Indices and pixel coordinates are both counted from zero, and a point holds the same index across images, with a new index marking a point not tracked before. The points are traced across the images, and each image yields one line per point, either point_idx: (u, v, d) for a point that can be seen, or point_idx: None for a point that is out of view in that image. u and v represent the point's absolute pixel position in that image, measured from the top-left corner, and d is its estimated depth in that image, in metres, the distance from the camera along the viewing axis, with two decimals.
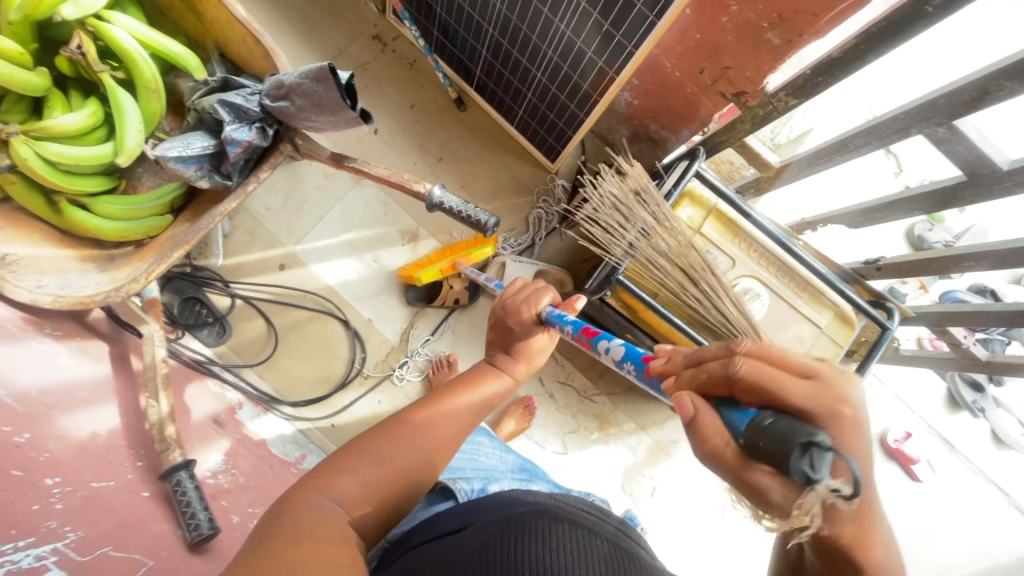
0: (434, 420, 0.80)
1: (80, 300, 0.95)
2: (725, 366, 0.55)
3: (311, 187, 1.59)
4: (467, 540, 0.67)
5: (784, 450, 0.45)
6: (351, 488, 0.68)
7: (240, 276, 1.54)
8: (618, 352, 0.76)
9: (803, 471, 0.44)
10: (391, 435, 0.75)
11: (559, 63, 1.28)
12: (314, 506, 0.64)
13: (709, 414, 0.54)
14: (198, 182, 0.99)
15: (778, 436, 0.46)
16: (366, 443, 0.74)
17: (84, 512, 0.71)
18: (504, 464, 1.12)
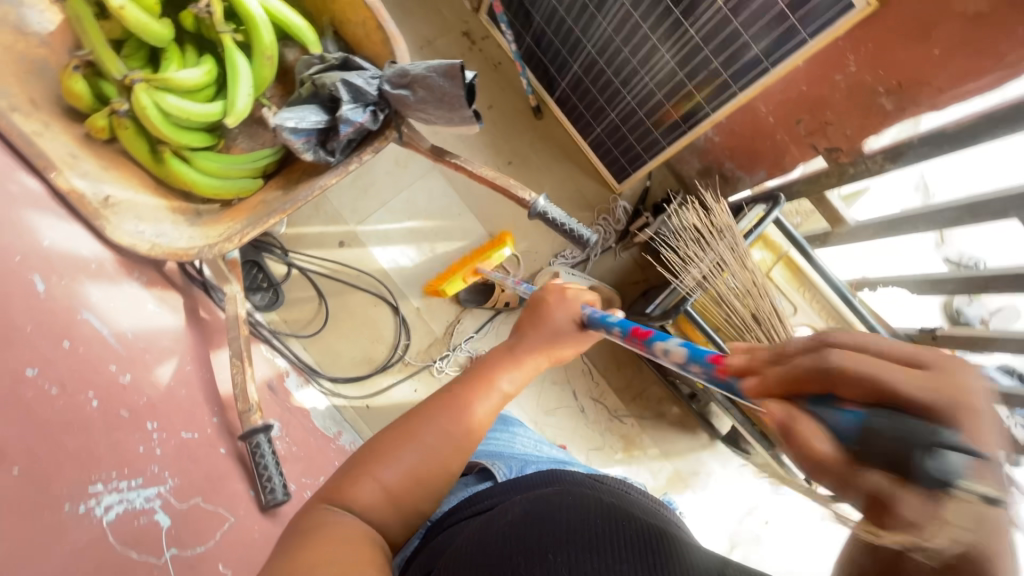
0: (446, 414, 0.71)
1: (175, 251, 0.97)
2: (816, 360, 0.41)
3: (381, 170, 1.61)
4: (496, 522, 0.58)
5: (902, 453, 0.35)
6: (365, 496, 0.64)
7: (299, 246, 1.56)
8: (680, 352, 0.60)
9: (934, 475, 0.34)
10: (408, 433, 0.69)
11: (654, 91, 1.31)
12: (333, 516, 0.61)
13: (809, 423, 0.39)
14: (303, 155, 1.01)
15: (892, 440, 0.35)
16: (374, 453, 0.68)
17: (178, 461, 0.73)
18: (539, 448, 1.03)
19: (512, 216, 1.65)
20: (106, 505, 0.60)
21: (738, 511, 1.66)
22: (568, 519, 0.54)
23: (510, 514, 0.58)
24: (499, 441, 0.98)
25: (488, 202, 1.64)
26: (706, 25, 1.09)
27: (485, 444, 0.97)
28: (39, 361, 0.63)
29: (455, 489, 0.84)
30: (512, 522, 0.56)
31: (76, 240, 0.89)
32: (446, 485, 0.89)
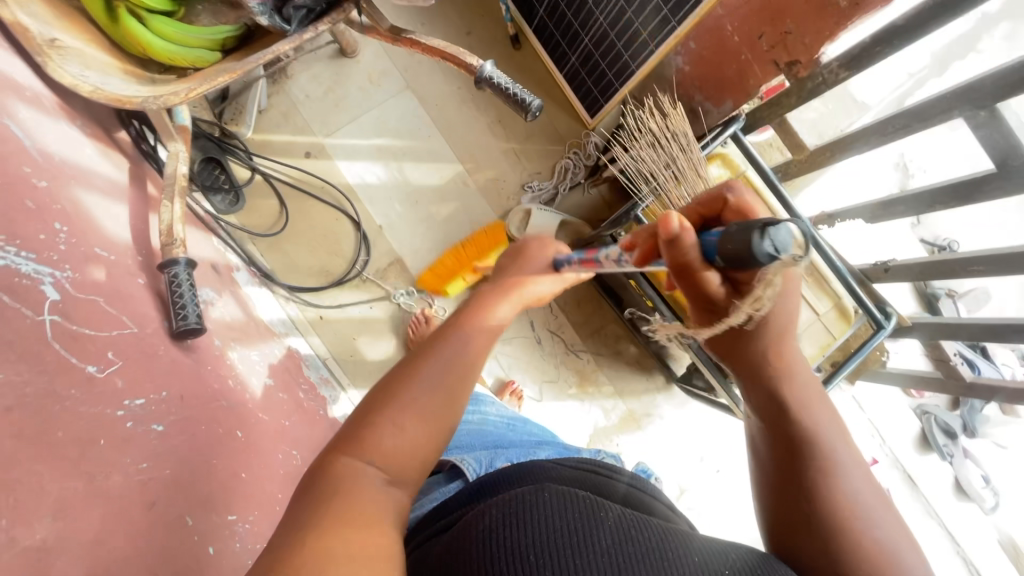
0: (459, 346, 0.64)
1: (118, 98, 0.95)
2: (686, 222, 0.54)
3: (355, 86, 1.61)
4: (469, 531, 0.56)
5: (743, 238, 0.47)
6: (383, 444, 0.57)
7: (265, 153, 1.55)
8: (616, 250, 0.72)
9: (767, 251, 0.46)
10: (420, 370, 0.61)
11: (626, 9, 1.31)
12: (355, 471, 0.55)
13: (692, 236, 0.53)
14: (258, 17, 1.00)
15: (740, 232, 0.48)
16: (391, 395, 0.60)
17: (83, 263, 0.71)
18: (513, 427, 0.99)
19: (482, 143, 1.65)
20: None
21: (690, 458, 1.64)
22: (543, 525, 0.53)
23: (487, 518, 0.56)
24: (473, 427, 0.96)
25: (459, 127, 1.64)
26: None
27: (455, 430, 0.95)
28: None
29: (427, 490, 0.84)
30: (491, 527, 0.54)
31: (12, 67, 0.88)
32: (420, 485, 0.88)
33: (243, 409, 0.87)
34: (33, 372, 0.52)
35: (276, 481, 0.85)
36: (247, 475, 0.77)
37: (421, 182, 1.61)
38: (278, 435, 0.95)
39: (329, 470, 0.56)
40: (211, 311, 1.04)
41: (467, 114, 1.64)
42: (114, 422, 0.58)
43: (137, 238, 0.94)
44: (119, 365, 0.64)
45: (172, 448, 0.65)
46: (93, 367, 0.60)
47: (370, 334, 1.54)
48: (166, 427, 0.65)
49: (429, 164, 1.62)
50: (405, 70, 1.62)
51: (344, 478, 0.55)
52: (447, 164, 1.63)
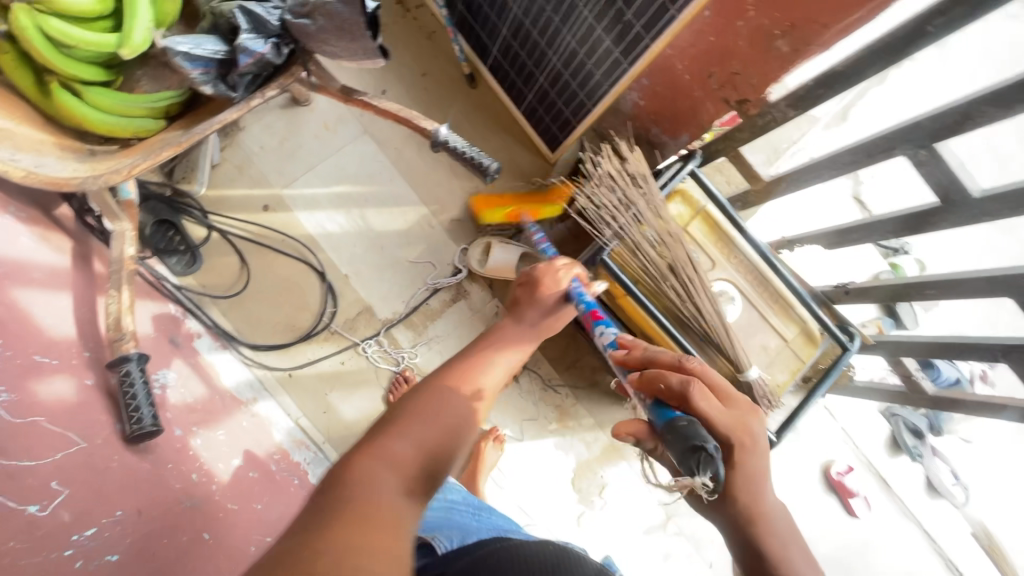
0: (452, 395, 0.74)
1: (55, 181, 0.91)
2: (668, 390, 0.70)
3: (309, 133, 1.57)
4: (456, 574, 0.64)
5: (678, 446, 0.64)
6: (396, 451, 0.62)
7: (220, 209, 1.50)
8: (608, 338, 0.87)
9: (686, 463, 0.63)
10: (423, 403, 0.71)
11: (577, 49, 1.31)
12: (371, 468, 0.59)
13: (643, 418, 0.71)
14: (202, 86, 0.97)
15: (681, 433, 0.64)
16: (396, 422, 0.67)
17: (20, 379, 0.66)
18: (478, 517, 0.98)
19: (446, 184, 1.63)
20: None
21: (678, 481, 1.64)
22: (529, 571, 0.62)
23: (494, 556, 0.66)
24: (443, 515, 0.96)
25: (420, 170, 1.62)
26: None
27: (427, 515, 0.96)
28: None
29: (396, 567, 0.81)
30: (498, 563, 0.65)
31: None
32: None
33: (210, 505, 0.83)
34: None
35: None
36: None
37: (385, 228, 1.58)
38: (251, 523, 0.91)
39: (347, 468, 0.58)
40: (170, 393, 0.99)
41: (427, 155, 1.62)
42: None
43: (83, 329, 0.89)
44: (66, 494, 0.60)
45: None
46: (33, 506, 0.56)
47: (343, 388, 1.50)
48: (121, 555, 0.62)
49: (394, 208, 1.59)
50: (361, 115, 1.60)
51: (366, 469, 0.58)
52: (411, 208, 1.60)
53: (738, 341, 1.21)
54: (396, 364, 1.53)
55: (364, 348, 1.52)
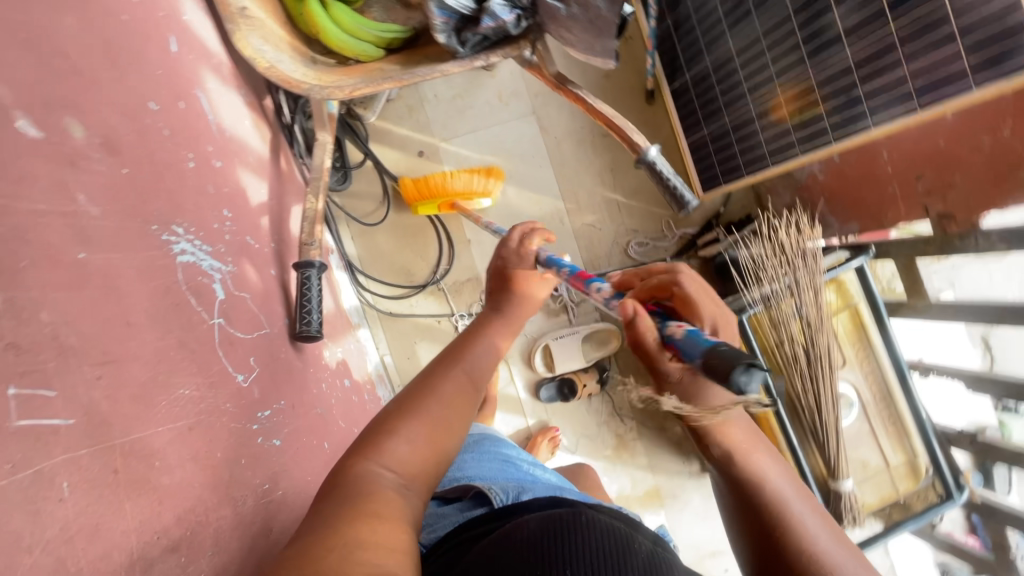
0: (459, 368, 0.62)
1: (288, 80, 0.98)
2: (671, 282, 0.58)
3: (483, 98, 1.61)
4: (504, 539, 0.58)
5: (727, 364, 0.41)
6: (447, 393, 0.57)
7: (381, 141, 1.57)
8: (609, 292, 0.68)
9: (739, 385, 0.40)
10: (426, 392, 0.57)
11: (780, 106, 1.27)
12: (373, 469, 0.48)
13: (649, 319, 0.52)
14: (437, 34, 1.00)
15: (726, 352, 0.42)
16: (404, 405, 0.55)
17: (239, 255, 0.72)
18: (536, 471, 0.91)
19: (589, 188, 1.63)
20: (181, 247, 0.57)
21: (706, 552, 1.62)
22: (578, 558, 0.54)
23: (525, 529, 0.58)
24: (497, 467, 0.88)
25: (571, 166, 1.63)
26: (865, 50, 1.05)
27: (478, 468, 0.87)
28: (161, 102, 0.63)
29: (449, 514, 0.75)
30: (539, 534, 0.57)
31: (208, 33, 0.91)
32: (439, 509, 0.80)
33: (329, 416, 0.88)
34: (205, 383, 0.52)
35: None
36: None
37: (521, 209, 1.61)
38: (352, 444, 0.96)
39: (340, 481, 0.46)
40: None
41: (581, 155, 1.63)
42: (251, 437, 0.59)
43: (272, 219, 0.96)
44: (257, 373, 0.65)
45: (285, 466, 0.65)
46: (241, 376, 0.61)
47: (430, 343, 1.56)
48: (281, 441, 0.67)
49: (534, 193, 1.61)
50: (536, 96, 1.62)
51: (416, 399, 0.56)
52: (550, 199, 1.62)
53: (843, 449, 1.17)
54: None
55: (457, 319, 1.56)
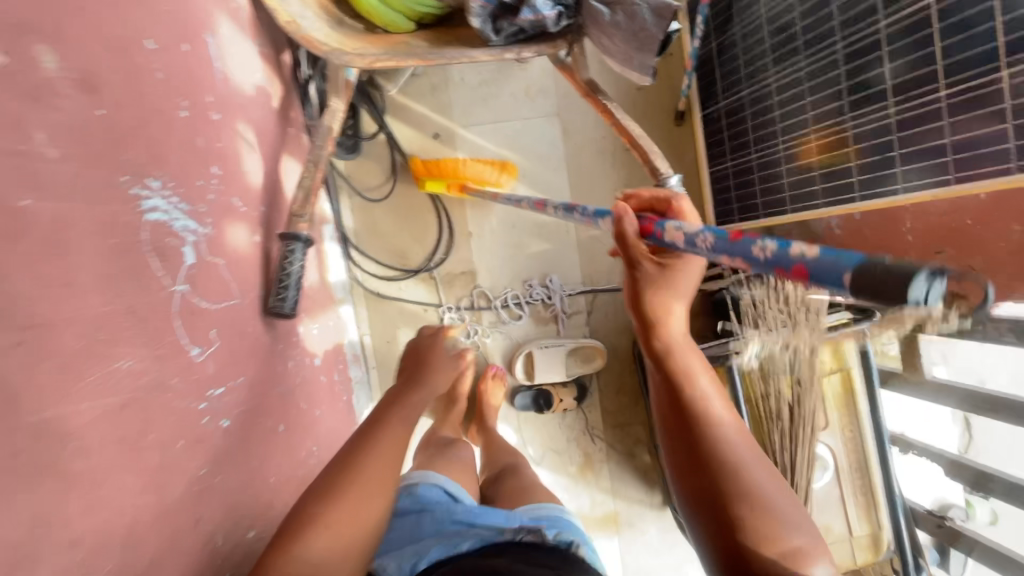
0: (375, 446, 0.68)
1: (308, 39, 0.92)
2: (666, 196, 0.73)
3: (509, 90, 1.55)
4: None
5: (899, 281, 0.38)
6: (356, 481, 0.64)
7: (397, 116, 1.51)
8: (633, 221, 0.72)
9: (921, 300, 0.38)
10: (348, 473, 0.65)
11: (810, 153, 1.23)
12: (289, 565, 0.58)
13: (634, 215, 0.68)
14: (473, 18, 0.94)
15: (893, 267, 0.39)
16: (318, 493, 0.63)
17: (220, 217, 0.68)
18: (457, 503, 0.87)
19: (600, 201, 1.59)
20: (151, 203, 0.52)
21: None
22: None
23: None
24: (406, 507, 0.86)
25: (586, 175, 1.58)
26: (909, 112, 1.00)
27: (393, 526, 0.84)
28: (159, 41, 0.58)
29: None
30: None
31: None
32: None
33: (291, 397, 0.84)
34: (150, 357, 0.48)
35: (296, 485, 0.81)
36: (274, 480, 0.74)
37: (528, 211, 1.56)
38: (310, 428, 0.92)
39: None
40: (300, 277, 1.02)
41: (599, 166, 1.58)
42: (195, 417, 0.55)
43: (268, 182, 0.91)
44: (216, 347, 0.61)
45: (230, 450, 0.62)
46: (196, 349, 0.57)
47: (413, 330, 1.52)
48: (230, 422, 0.62)
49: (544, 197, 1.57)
50: (564, 97, 1.57)
51: (331, 485, 0.64)
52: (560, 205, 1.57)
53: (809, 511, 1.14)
54: (466, 336, 1.54)
55: (443, 311, 1.52)
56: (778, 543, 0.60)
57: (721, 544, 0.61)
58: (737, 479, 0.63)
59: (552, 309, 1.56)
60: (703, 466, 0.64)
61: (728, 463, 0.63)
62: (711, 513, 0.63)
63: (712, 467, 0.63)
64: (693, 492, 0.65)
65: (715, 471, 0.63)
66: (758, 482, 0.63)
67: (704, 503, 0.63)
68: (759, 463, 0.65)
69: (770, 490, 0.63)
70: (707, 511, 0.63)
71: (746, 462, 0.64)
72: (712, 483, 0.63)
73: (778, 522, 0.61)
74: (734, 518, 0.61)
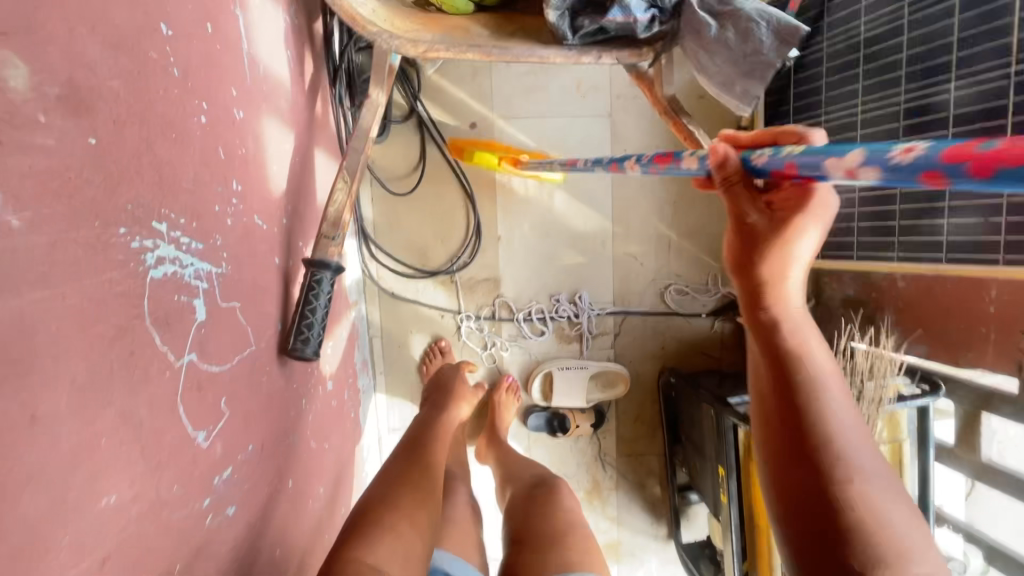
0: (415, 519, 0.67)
1: (351, 15, 0.76)
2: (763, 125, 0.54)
3: (559, 83, 1.39)
4: None
5: None
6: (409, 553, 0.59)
7: (432, 99, 1.35)
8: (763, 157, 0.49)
9: None
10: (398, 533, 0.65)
11: (893, 199, 1.11)
12: None
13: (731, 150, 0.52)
14: (549, 11, 0.80)
15: None
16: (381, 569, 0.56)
17: (238, 247, 0.55)
18: None
19: (642, 217, 1.45)
20: (158, 255, 0.39)
21: None
22: None
23: None
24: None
25: (631, 187, 1.44)
26: None
27: None
28: (177, 25, 0.44)
29: None
30: None
31: None
32: None
33: (302, 442, 0.73)
34: (146, 472, 0.36)
35: (301, 544, 0.71)
36: (279, 549, 0.63)
37: (564, 219, 1.42)
38: (319, 468, 0.81)
39: None
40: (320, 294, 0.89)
41: (646, 179, 1.44)
42: (197, 521, 0.44)
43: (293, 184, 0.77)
44: (226, 420, 0.49)
45: (235, 541, 0.51)
46: (202, 433, 0.45)
47: (427, 336, 1.41)
48: (236, 508, 0.51)
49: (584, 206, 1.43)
50: (618, 97, 1.41)
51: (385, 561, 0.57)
52: (599, 216, 1.43)
53: None
54: (483, 347, 1.43)
55: (462, 319, 1.41)
56: (879, 541, 0.43)
57: (793, 526, 0.46)
58: (836, 462, 0.46)
59: (578, 329, 1.45)
60: (791, 437, 0.47)
61: (824, 439, 0.47)
62: (793, 501, 0.46)
63: (815, 461, 0.46)
64: (771, 464, 0.49)
65: (807, 446, 0.47)
66: (863, 470, 0.46)
67: (783, 480, 0.47)
68: (874, 460, 0.47)
69: (880, 484, 0.46)
70: (789, 489, 0.47)
71: (852, 443, 0.47)
72: (803, 462, 0.46)
73: (883, 525, 0.44)
74: (824, 508, 0.45)
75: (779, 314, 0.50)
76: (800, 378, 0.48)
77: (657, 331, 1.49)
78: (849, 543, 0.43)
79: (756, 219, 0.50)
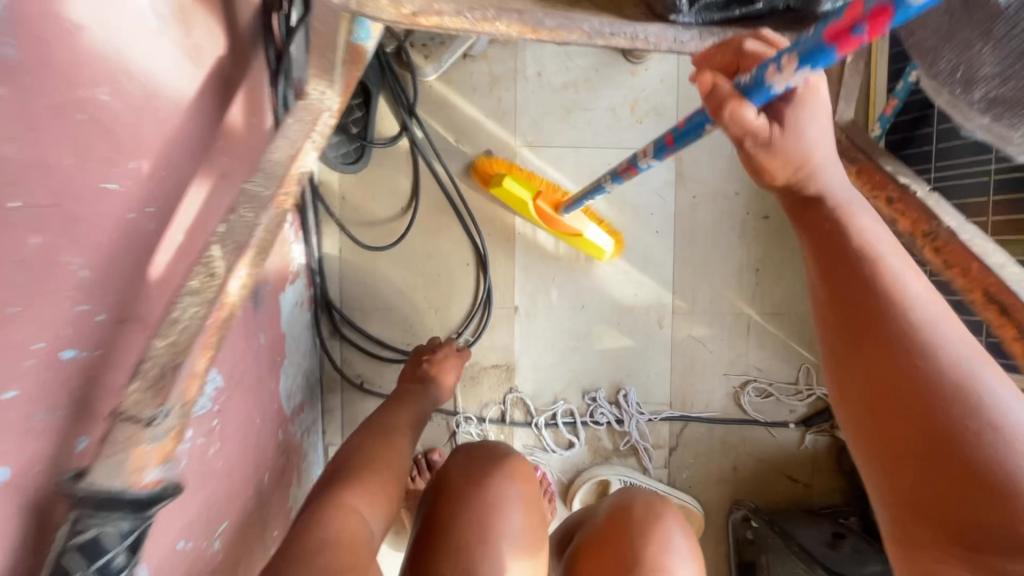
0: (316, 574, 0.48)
1: None
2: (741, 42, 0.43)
3: (609, 101, 1.01)
4: None
5: None
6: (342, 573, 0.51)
7: (433, 116, 0.97)
8: None
9: None
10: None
11: None
12: None
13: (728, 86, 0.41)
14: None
15: None
16: None
17: None
18: None
19: (713, 288, 1.05)
20: None
21: None
22: None
23: None
24: None
25: (700, 246, 1.05)
26: None
27: None
28: None
29: None
30: None
31: None
32: None
33: None
34: None
35: None
36: None
37: (607, 286, 1.03)
38: None
39: None
40: (199, 448, 0.48)
41: (721, 236, 1.05)
42: None
43: (129, 261, 0.38)
44: None
45: None
46: None
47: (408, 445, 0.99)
48: None
49: (634, 269, 1.03)
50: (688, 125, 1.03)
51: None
52: (654, 284, 1.04)
53: None
54: None
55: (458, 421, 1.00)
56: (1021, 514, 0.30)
57: (900, 490, 0.33)
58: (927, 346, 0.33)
59: (619, 439, 1.04)
60: (867, 357, 0.35)
61: (921, 381, 0.33)
62: (881, 450, 0.34)
63: (894, 375, 0.34)
64: (839, 379, 0.37)
65: (889, 332, 0.35)
66: (974, 361, 0.33)
67: (868, 435, 0.35)
68: (979, 363, 0.33)
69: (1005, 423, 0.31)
70: (855, 408, 0.36)
71: (951, 356, 0.33)
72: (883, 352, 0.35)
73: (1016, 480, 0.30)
74: (935, 457, 0.32)
75: (828, 213, 0.39)
76: (877, 287, 0.35)
77: (726, 445, 1.07)
78: (969, 514, 0.31)
79: (769, 130, 0.40)
